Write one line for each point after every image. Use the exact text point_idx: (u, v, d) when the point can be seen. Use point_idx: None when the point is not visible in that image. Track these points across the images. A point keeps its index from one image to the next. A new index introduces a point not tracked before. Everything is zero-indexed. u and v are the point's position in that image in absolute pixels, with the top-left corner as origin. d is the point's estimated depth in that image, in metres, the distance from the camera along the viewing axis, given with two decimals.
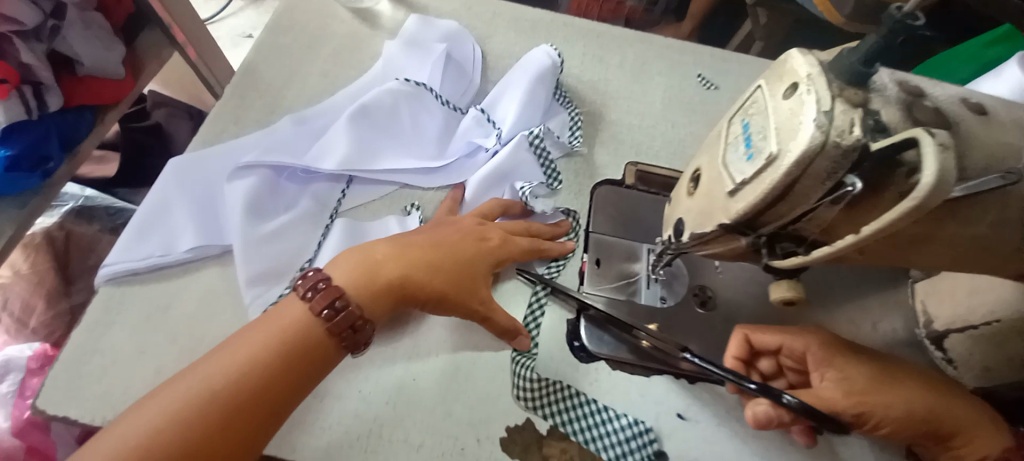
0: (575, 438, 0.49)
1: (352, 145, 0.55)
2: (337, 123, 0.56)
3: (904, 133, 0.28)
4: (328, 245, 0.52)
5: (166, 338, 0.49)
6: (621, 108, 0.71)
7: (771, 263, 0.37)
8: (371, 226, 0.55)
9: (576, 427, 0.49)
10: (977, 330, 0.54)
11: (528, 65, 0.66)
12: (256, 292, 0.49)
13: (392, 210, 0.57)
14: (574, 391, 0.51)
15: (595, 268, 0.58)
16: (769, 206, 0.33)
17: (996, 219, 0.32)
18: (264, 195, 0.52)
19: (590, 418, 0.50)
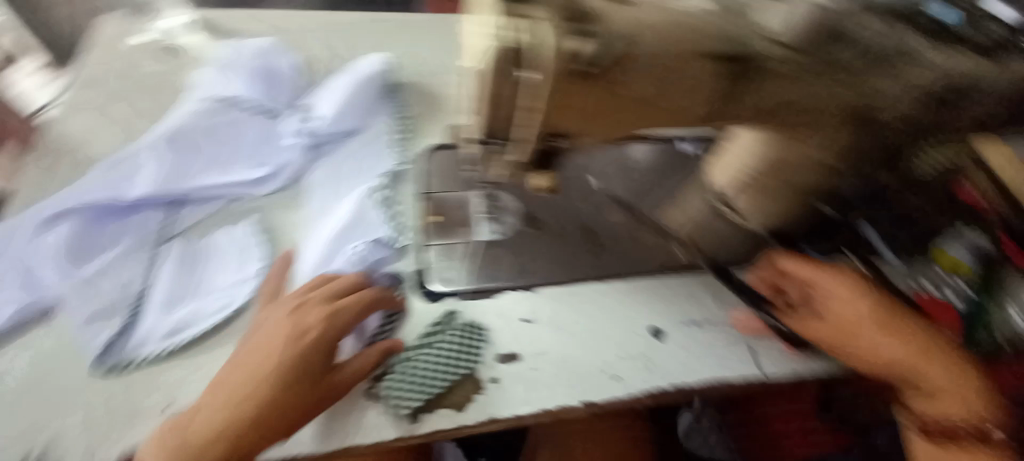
0: (427, 400, 0.52)
1: (164, 169, 0.57)
2: (144, 153, 0.57)
3: (531, 27, 0.36)
4: (165, 267, 0.55)
5: (11, 393, 0.49)
6: (444, 83, 0.77)
7: (522, 159, 0.45)
8: (208, 241, 0.58)
9: (420, 389, 0.53)
10: (744, 183, 0.61)
11: (349, 70, 0.71)
12: (95, 329, 0.50)
13: (227, 221, 0.60)
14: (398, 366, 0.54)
15: (436, 223, 0.63)
16: (488, 113, 0.41)
17: (649, 75, 0.39)
18: (81, 238, 0.53)
19: (425, 372, 0.54)
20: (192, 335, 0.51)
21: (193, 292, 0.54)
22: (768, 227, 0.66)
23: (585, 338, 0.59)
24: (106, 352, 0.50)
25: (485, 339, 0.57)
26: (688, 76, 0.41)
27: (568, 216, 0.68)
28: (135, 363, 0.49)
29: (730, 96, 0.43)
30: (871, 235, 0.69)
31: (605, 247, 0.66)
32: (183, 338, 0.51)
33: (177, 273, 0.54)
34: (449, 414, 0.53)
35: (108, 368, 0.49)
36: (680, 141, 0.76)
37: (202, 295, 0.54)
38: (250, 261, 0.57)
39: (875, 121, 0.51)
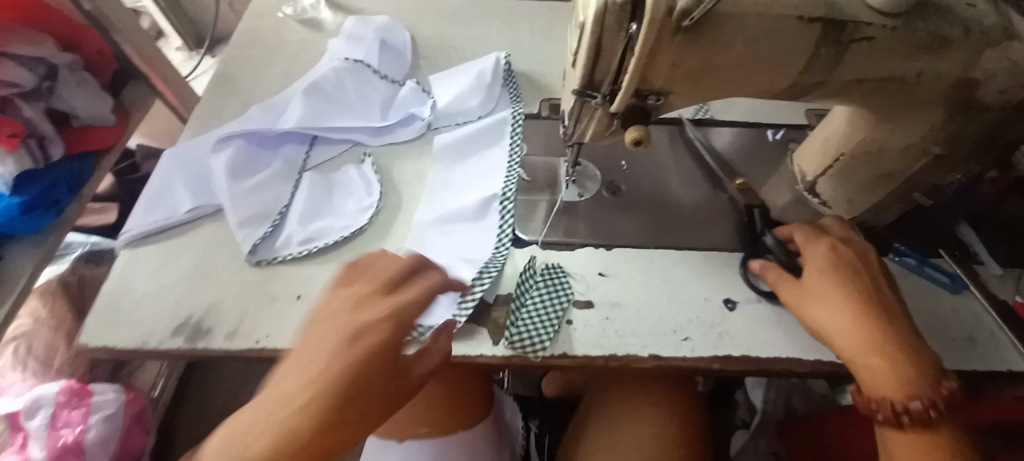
0: (526, 333, 0.57)
1: (308, 112, 0.70)
2: (295, 100, 0.72)
3: None
4: (301, 192, 0.66)
5: (179, 276, 0.61)
6: (535, 62, 0.85)
7: (616, 112, 0.50)
8: (337, 174, 0.70)
9: (523, 323, 0.58)
10: (834, 167, 0.62)
11: (475, 65, 0.79)
12: (245, 231, 0.62)
13: (349, 161, 0.71)
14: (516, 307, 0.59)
15: (524, 181, 0.70)
16: (594, 63, 0.47)
17: (745, 38, 0.44)
18: (242, 160, 0.66)
19: (523, 309, 0.59)
20: (320, 244, 0.62)
21: (323, 212, 0.66)
22: (856, 215, 0.66)
23: (655, 298, 0.61)
24: (255, 250, 0.62)
25: (560, 287, 0.61)
26: (783, 37, 0.44)
27: (645, 188, 0.71)
28: (275, 259, 0.61)
29: (826, 62, 0.46)
30: (968, 236, 0.65)
31: (683, 224, 0.68)
32: (314, 245, 0.62)
33: (310, 196, 0.66)
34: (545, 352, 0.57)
35: (260, 260, 0.61)
36: (768, 129, 0.77)
37: (330, 215, 0.66)
38: (369, 194, 0.67)
39: (975, 103, 0.50)
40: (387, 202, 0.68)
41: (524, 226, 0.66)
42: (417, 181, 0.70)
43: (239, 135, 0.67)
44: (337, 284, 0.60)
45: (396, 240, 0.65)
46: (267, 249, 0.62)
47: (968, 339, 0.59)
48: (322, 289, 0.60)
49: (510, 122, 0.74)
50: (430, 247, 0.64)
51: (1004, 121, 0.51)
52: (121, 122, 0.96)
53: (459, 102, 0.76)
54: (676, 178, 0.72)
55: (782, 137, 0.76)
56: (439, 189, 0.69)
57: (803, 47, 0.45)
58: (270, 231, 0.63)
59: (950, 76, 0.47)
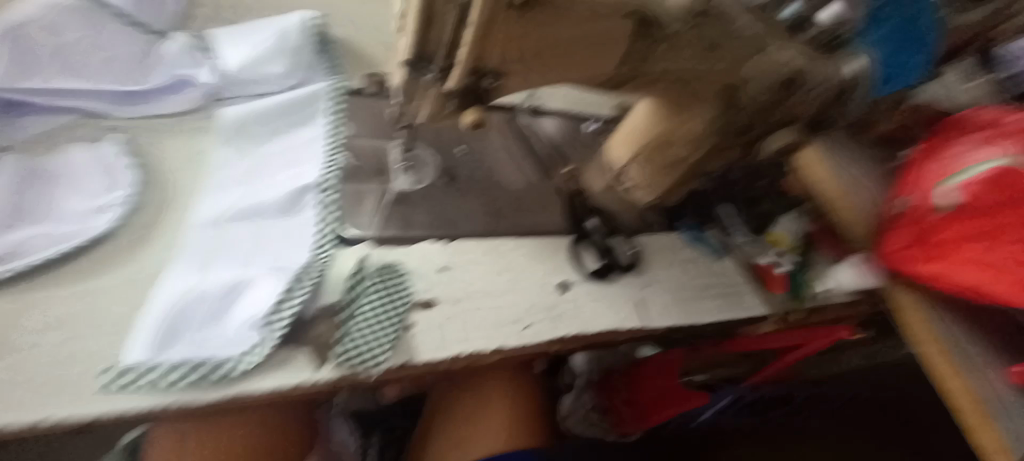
0: (358, 348, 0.49)
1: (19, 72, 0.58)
2: None
3: None
4: (5, 178, 0.54)
5: None
6: (353, 32, 0.73)
7: (450, 91, 0.45)
8: (66, 163, 0.57)
9: (353, 338, 0.49)
10: (640, 156, 0.70)
11: (276, 22, 0.68)
12: None
13: (78, 139, 0.60)
14: (343, 319, 0.50)
15: (343, 168, 0.59)
16: (425, 31, 0.41)
17: (574, 22, 0.44)
18: None
19: (353, 319, 0.50)
20: (36, 258, 0.48)
21: (47, 214, 0.53)
22: (656, 200, 0.75)
23: (496, 289, 0.60)
24: None
25: (394, 290, 0.54)
26: (608, 29, 0.45)
27: (481, 176, 0.68)
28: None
29: (638, 57, 0.50)
30: (722, 212, 0.81)
31: (519, 211, 0.68)
32: (20, 261, 0.48)
33: (25, 182, 0.55)
34: (379, 367, 0.49)
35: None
36: (585, 122, 0.84)
37: (59, 215, 0.54)
38: (109, 185, 0.55)
39: (736, 103, 0.61)
40: (145, 193, 0.55)
41: (342, 219, 0.56)
42: (195, 173, 0.58)
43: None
44: (79, 311, 0.46)
45: (168, 246, 0.51)
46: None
47: (730, 293, 0.75)
48: (60, 318, 0.45)
49: (324, 97, 0.64)
50: (218, 252, 0.51)
51: (752, 119, 0.64)
52: None
53: (251, 66, 0.65)
54: (509, 165, 0.71)
55: (596, 130, 0.84)
56: (231, 182, 0.57)
57: (622, 41, 0.47)
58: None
59: (720, 79, 0.57)
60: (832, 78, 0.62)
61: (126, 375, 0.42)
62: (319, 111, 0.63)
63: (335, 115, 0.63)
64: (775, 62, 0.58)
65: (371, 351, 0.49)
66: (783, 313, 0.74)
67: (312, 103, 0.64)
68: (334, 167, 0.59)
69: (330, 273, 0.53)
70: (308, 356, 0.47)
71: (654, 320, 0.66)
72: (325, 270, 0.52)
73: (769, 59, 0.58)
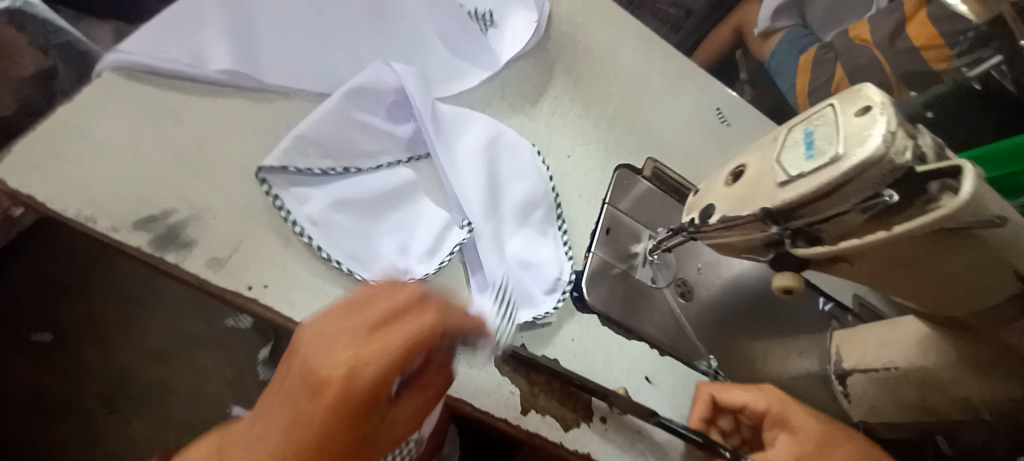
0: (555, 417, 0.50)
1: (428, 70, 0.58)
2: (420, 38, 0.59)
3: (944, 164, 0.36)
4: (383, 176, 0.50)
5: (160, 132, 0.45)
6: (649, 108, 0.75)
7: (787, 250, 0.44)
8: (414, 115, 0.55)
9: (556, 406, 0.50)
10: (877, 373, 0.62)
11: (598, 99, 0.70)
12: (300, 158, 0.46)
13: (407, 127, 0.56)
14: (554, 381, 0.51)
15: (605, 235, 0.61)
16: (812, 201, 0.40)
17: (965, 261, 0.39)
18: (371, 90, 0.52)
19: (560, 390, 0.51)
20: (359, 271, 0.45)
21: (405, 199, 0.51)
22: (866, 419, 0.65)
23: (681, 423, 0.56)
24: (293, 182, 0.46)
25: (605, 378, 0.54)
26: (996, 279, 0.40)
27: (711, 303, 0.65)
28: (300, 222, 0.44)
29: (997, 317, 0.43)
30: None
31: (732, 355, 0.64)
32: (352, 262, 0.45)
33: (388, 190, 0.50)
34: (568, 451, 0.49)
35: (282, 207, 0.44)
36: (819, 296, 0.75)
37: (410, 216, 0.50)
38: (444, 237, 0.50)
39: None
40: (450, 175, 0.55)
41: (580, 275, 0.59)
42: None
43: (395, 81, 0.53)
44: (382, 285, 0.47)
45: None
46: (304, 191, 0.46)
47: None
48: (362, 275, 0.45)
49: (612, 168, 0.67)
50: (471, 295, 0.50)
51: None
52: None
53: (568, 116, 0.67)
54: (740, 309, 0.67)
55: (827, 310, 0.74)
56: (520, 278, 0.52)
57: (997, 296, 0.42)
58: (321, 183, 0.48)
59: None
60: None
61: None
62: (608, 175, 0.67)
63: (612, 183, 0.66)
64: None
65: (566, 428, 0.50)
66: None
67: (600, 167, 0.67)
68: (598, 231, 0.62)
69: (557, 328, 0.55)
70: (516, 397, 0.49)
71: None
72: (546, 326, 0.54)
73: None
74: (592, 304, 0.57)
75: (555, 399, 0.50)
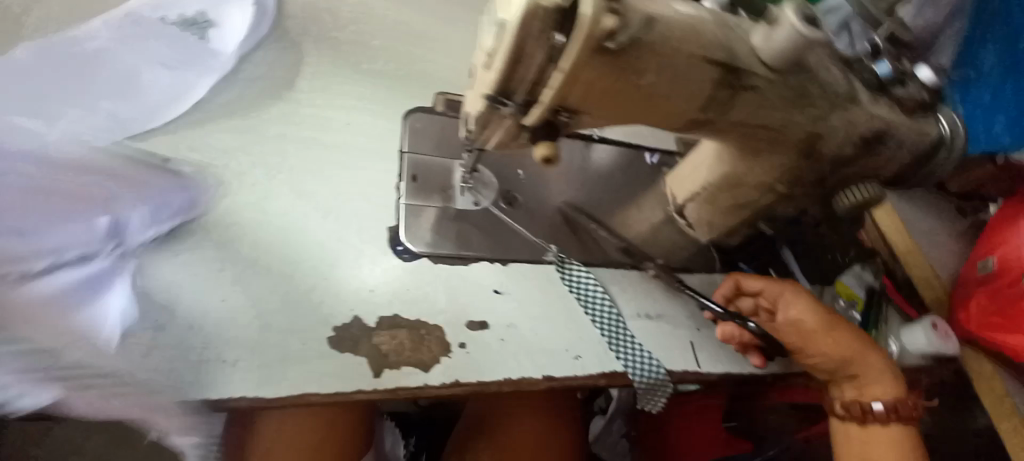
0: (414, 367, 0.51)
1: (149, 96, 0.55)
2: (128, 69, 0.56)
3: None
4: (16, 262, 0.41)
5: None
6: (424, 48, 0.74)
7: (528, 125, 0.47)
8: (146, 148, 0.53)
9: (411, 356, 0.51)
10: (701, 194, 0.68)
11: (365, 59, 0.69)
12: None
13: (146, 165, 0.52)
14: (402, 334, 0.52)
15: (412, 183, 0.62)
16: (511, 71, 0.42)
17: (658, 69, 0.43)
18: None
19: (410, 340, 0.52)
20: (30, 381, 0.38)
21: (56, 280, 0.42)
22: (711, 237, 0.73)
23: (544, 315, 0.59)
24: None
25: (454, 309, 0.56)
26: (694, 74, 0.44)
27: (542, 199, 0.68)
28: None
29: (720, 103, 0.48)
30: (788, 259, 0.76)
31: (578, 234, 0.68)
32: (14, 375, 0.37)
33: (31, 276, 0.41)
34: (434, 390, 0.51)
35: None
36: (646, 152, 0.81)
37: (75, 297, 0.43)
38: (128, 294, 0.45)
39: (817, 154, 0.57)
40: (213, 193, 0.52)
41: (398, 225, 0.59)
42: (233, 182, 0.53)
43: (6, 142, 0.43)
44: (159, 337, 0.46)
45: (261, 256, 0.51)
46: None
47: None
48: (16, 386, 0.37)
49: (399, 117, 0.66)
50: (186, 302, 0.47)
51: (830, 170, 0.60)
52: None
53: (336, 87, 0.65)
54: (572, 193, 0.71)
55: (657, 161, 0.81)
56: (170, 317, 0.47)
57: (706, 88, 0.46)
58: None
59: (805, 128, 0.53)
60: (924, 134, 0.58)
61: (219, 368, 0.45)
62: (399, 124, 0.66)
63: (405, 131, 0.65)
64: (872, 115, 0.54)
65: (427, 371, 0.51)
66: None
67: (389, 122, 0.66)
68: (405, 182, 0.62)
69: (391, 286, 0.55)
70: (367, 365, 0.49)
71: (705, 364, 0.64)
72: (374, 291, 0.54)
73: (862, 112, 0.53)
74: (416, 249, 0.58)
75: (407, 351, 0.51)
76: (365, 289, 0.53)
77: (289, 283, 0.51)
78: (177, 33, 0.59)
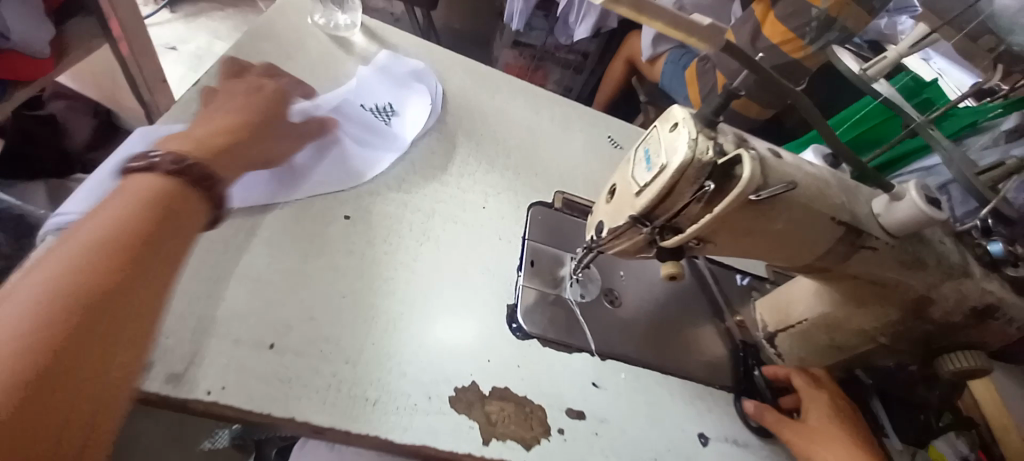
0: (518, 439, 0.55)
1: (341, 158, 0.67)
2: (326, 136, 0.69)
3: (734, 154, 0.47)
4: None
5: None
6: (550, 149, 0.85)
7: (662, 245, 0.53)
8: (330, 201, 0.64)
9: (517, 430, 0.55)
10: (794, 328, 0.71)
11: (502, 152, 0.81)
12: None
13: (325, 217, 0.62)
14: (513, 402, 0.57)
15: (529, 267, 0.69)
16: (661, 201, 0.49)
17: (788, 219, 0.49)
18: None
19: (517, 414, 0.57)
20: None
21: None
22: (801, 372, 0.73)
23: (634, 416, 0.62)
24: None
25: (557, 395, 0.60)
26: (819, 227, 0.50)
27: (639, 302, 0.73)
28: None
29: (839, 256, 0.53)
30: (876, 408, 0.75)
31: (671, 342, 0.71)
32: None
33: None
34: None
35: None
36: (736, 273, 0.85)
37: None
38: None
39: (924, 314, 0.60)
40: (377, 248, 0.62)
41: (516, 295, 0.66)
42: (390, 240, 0.63)
43: None
44: None
45: (409, 311, 0.59)
46: None
47: None
48: None
49: (525, 208, 0.76)
50: None
51: (936, 332, 0.62)
52: (53, 56, 0.93)
53: (479, 174, 0.76)
54: (671, 302, 0.75)
55: (746, 283, 0.84)
56: None
57: (828, 241, 0.51)
58: None
59: (917, 291, 0.57)
60: None
61: (367, 403, 0.51)
62: (525, 212, 0.75)
63: (528, 220, 0.74)
64: (983, 289, 0.57)
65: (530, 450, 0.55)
66: None
67: (517, 208, 0.75)
68: (524, 265, 0.69)
69: (507, 357, 0.60)
70: (477, 430, 0.54)
71: None
72: (490, 362, 0.59)
73: (975, 285, 0.57)
74: (529, 327, 0.64)
75: (515, 422, 0.56)
76: (485, 359, 0.59)
77: (426, 340, 0.58)
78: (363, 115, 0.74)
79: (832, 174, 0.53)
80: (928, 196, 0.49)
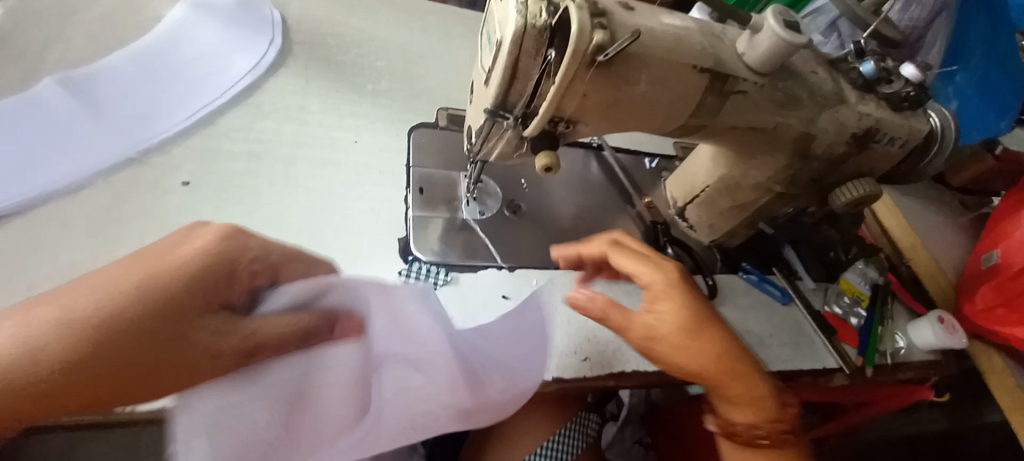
0: None
1: (166, 120, 0.59)
2: (143, 98, 0.60)
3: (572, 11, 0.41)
4: None
5: None
6: (426, 64, 0.77)
7: (527, 136, 0.48)
8: (163, 169, 0.56)
9: None
10: (701, 196, 0.70)
11: (369, 77, 0.72)
12: None
13: (159, 188, 0.54)
14: None
15: (419, 196, 0.63)
16: (509, 85, 0.44)
17: (648, 77, 0.45)
18: None
19: None
20: None
21: None
22: (714, 238, 0.74)
23: None
24: None
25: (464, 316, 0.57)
26: (681, 80, 0.47)
27: (544, 207, 0.70)
28: None
29: (711, 108, 0.50)
30: (791, 256, 0.77)
31: (580, 239, 0.69)
32: None
33: None
34: None
35: None
36: (645, 157, 0.83)
37: None
38: None
39: (810, 153, 0.59)
40: (232, 211, 0.56)
41: (407, 227, 0.61)
42: (246, 199, 0.57)
43: None
44: None
45: None
46: None
47: (795, 343, 0.71)
48: None
49: (404, 133, 0.69)
50: None
51: (826, 168, 0.62)
52: None
53: (345, 105, 0.68)
54: (577, 199, 0.73)
55: (656, 166, 0.82)
56: None
57: (696, 94, 0.48)
58: None
59: (796, 130, 0.55)
60: (915, 130, 0.59)
61: None
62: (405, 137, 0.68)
63: (408, 144, 0.67)
64: (860, 114, 0.56)
65: None
66: (854, 368, 0.69)
67: (396, 136, 0.68)
68: (411, 196, 0.63)
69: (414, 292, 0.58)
70: None
71: None
72: None
73: (851, 111, 0.56)
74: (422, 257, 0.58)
75: None
76: None
77: None
78: (185, 64, 0.64)
79: (693, 21, 0.49)
80: (788, 21, 0.45)
